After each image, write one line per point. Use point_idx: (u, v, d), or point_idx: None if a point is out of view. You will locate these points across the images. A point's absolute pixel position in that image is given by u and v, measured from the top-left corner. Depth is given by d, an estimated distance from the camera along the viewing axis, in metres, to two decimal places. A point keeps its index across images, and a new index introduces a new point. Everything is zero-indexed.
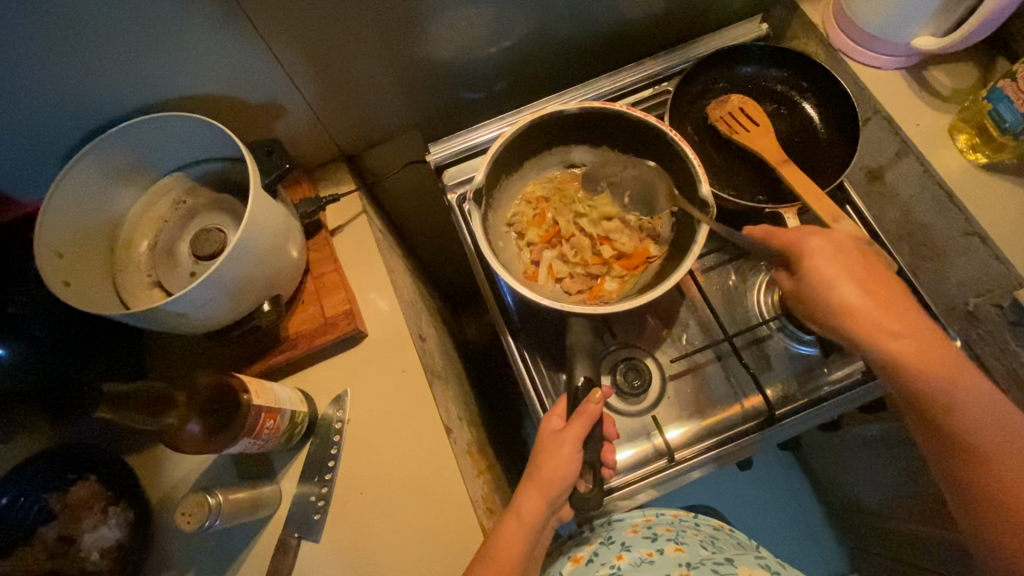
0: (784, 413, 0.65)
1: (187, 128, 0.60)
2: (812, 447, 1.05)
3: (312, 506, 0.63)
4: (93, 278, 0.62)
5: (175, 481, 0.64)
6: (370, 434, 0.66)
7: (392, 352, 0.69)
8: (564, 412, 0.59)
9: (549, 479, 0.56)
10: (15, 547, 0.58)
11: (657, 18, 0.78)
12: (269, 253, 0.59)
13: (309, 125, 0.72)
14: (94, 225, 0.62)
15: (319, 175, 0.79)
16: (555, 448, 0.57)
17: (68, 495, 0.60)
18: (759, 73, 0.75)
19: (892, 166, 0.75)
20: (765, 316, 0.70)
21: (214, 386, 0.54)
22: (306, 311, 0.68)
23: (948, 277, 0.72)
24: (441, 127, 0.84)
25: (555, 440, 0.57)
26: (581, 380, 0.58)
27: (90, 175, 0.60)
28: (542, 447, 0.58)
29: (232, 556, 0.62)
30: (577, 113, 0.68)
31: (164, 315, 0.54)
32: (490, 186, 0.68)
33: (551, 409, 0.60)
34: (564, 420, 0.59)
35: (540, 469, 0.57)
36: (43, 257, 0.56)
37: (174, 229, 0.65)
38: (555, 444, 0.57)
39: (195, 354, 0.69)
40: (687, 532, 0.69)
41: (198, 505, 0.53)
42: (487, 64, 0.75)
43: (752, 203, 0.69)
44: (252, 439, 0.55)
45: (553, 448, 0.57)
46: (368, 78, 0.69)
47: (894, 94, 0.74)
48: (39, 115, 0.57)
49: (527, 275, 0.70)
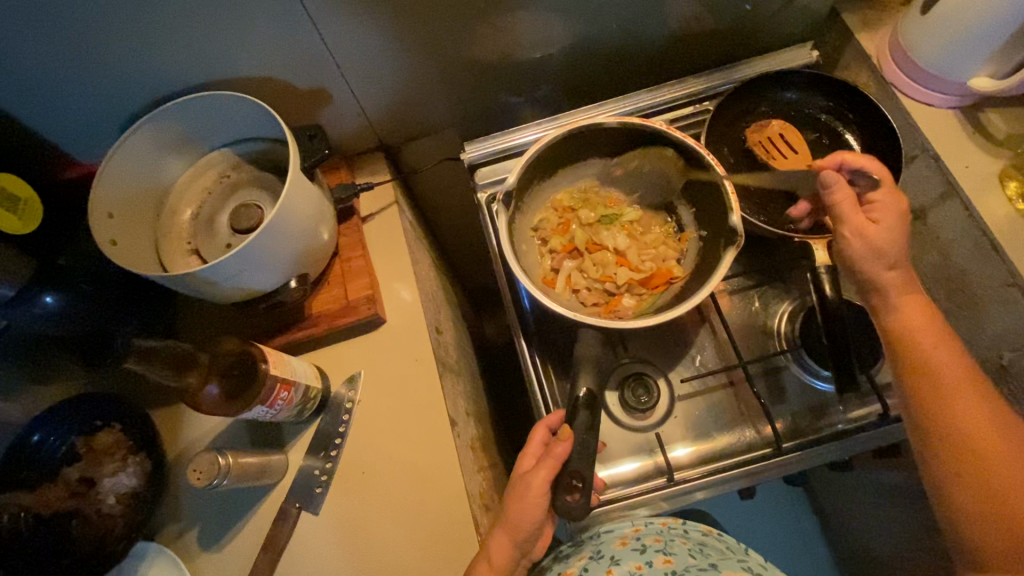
0: (791, 446, 0.64)
1: (238, 107, 0.63)
2: (825, 489, 1.01)
3: (315, 479, 0.65)
4: (139, 239, 0.66)
5: (191, 439, 0.68)
6: (377, 417, 0.68)
7: (408, 340, 0.71)
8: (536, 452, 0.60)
9: (517, 520, 0.57)
10: (41, 482, 0.62)
11: (703, 37, 0.78)
12: (302, 234, 0.62)
13: (353, 114, 0.74)
14: (144, 191, 0.66)
15: (358, 162, 0.82)
16: (522, 494, 0.57)
17: (94, 441, 0.64)
18: (803, 100, 0.74)
19: (935, 207, 0.73)
20: (783, 346, 0.69)
21: (237, 353, 0.57)
22: (330, 292, 0.71)
23: (985, 328, 0.70)
24: (479, 126, 0.85)
25: (523, 482, 0.58)
26: (582, 392, 0.59)
27: (146, 143, 0.64)
28: (513, 489, 0.58)
29: (236, 517, 0.65)
30: (617, 126, 0.68)
31: (197, 281, 0.57)
32: (522, 189, 0.69)
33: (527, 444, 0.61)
34: (534, 461, 0.60)
35: (510, 511, 0.58)
36: (95, 215, 0.60)
37: (216, 202, 0.69)
38: (522, 489, 0.57)
39: (223, 321, 0.72)
40: (675, 542, 0.66)
41: (210, 463, 0.56)
42: (530, 69, 0.76)
43: (782, 230, 0.68)
44: (264, 408, 0.57)
45: (520, 493, 0.57)
46: (414, 73, 0.71)
47: (944, 133, 0.72)
48: (109, 82, 0.62)
49: (545, 282, 0.70)
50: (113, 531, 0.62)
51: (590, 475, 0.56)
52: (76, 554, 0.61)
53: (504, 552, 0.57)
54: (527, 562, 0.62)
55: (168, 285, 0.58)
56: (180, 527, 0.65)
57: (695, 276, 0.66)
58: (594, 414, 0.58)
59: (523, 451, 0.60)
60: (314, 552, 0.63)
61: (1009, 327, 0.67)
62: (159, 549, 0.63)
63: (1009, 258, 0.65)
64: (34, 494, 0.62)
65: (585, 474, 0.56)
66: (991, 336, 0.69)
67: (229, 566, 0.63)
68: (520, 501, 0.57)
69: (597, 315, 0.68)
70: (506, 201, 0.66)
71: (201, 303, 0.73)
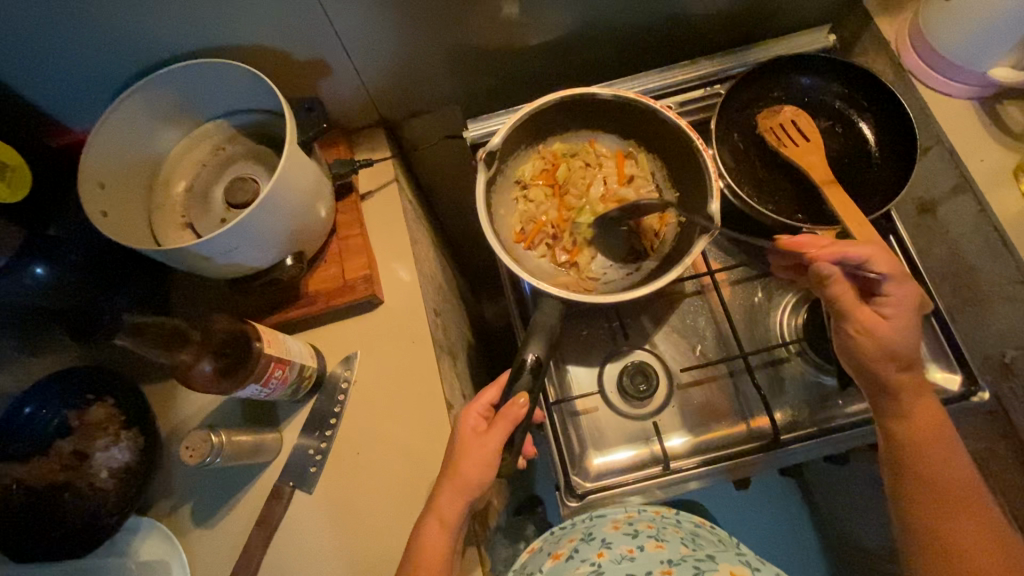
0: (790, 438, 0.64)
1: (233, 75, 0.61)
2: (817, 480, 1.02)
3: (309, 458, 0.65)
4: (131, 212, 0.64)
5: (184, 416, 0.67)
6: (372, 399, 0.67)
7: (406, 321, 0.70)
8: (485, 412, 0.59)
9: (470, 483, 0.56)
10: (34, 454, 0.62)
11: (718, 17, 0.76)
12: (297, 209, 0.60)
13: (352, 86, 0.72)
14: (137, 161, 0.65)
15: (358, 137, 0.79)
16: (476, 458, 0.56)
17: (86, 414, 0.64)
18: (818, 86, 0.72)
19: (945, 201, 0.72)
20: (786, 338, 0.69)
21: (230, 331, 0.55)
22: (327, 271, 0.69)
23: (989, 324, 0.70)
24: (482, 105, 0.83)
25: (475, 441, 0.57)
26: (531, 359, 0.58)
27: (137, 112, 0.61)
28: (460, 447, 0.57)
29: (230, 493, 0.64)
30: (610, 99, 0.67)
31: (190, 256, 0.56)
32: (507, 146, 0.69)
33: (477, 400, 0.60)
34: (482, 421, 0.59)
35: (460, 470, 0.56)
36: (85, 185, 0.58)
37: (211, 174, 0.66)
38: (467, 445, 0.57)
39: (217, 298, 0.71)
40: (668, 530, 0.65)
41: (202, 441, 0.55)
42: (538, 46, 0.74)
43: (790, 220, 0.66)
44: (258, 387, 0.56)
45: (465, 448, 0.57)
46: (416, 45, 0.68)
47: (961, 125, 0.70)
48: (99, 48, 0.59)
49: (514, 235, 0.71)
50: (105, 504, 0.62)
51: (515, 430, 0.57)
52: (67, 527, 0.60)
53: (453, 507, 0.56)
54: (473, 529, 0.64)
55: (159, 259, 0.56)
56: (173, 502, 0.65)
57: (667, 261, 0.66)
58: (537, 379, 0.58)
59: (469, 409, 0.59)
60: (308, 530, 0.63)
61: (1015, 326, 0.67)
62: (153, 524, 0.63)
63: (1020, 255, 0.63)
64: (25, 466, 0.62)
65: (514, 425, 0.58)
66: (996, 333, 0.69)
67: (222, 542, 0.63)
68: (466, 456, 0.56)
69: (559, 282, 0.69)
70: (487, 160, 0.65)
71: (196, 279, 0.72)
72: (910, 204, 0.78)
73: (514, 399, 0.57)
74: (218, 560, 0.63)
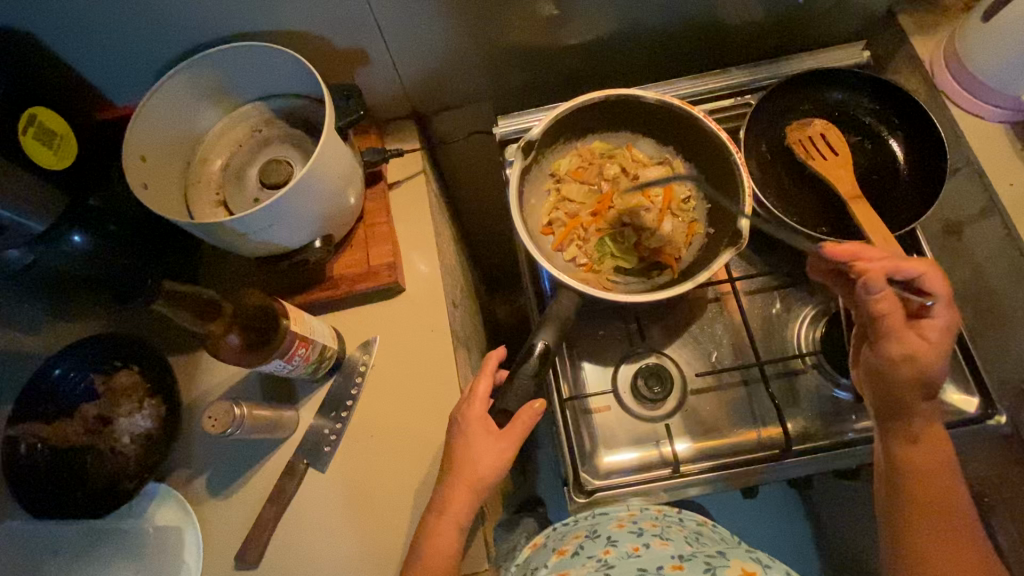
0: (801, 449, 0.64)
1: (277, 58, 0.62)
2: (822, 497, 1.01)
3: (324, 438, 0.66)
4: (169, 186, 0.65)
5: (204, 388, 0.68)
6: (389, 384, 0.68)
7: (426, 310, 0.71)
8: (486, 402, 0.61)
9: (477, 468, 0.58)
10: (58, 416, 0.64)
11: (752, 27, 0.76)
12: (329, 193, 0.62)
13: (388, 76, 0.73)
14: (177, 137, 0.66)
15: (389, 127, 0.81)
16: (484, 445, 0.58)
17: (112, 379, 0.66)
18: (849, 101, 0.72)
19: (971, 223, 0.72)
20: (802, 350, 0.69)
21: (259, 305, 0.56)
22: (352, 256, 0.71)
23: (1009, 349, 0.70)
24: (511, 102, 0.84)
25: (487, 438, 0.59)
26: (541, 346, 0.61)
27: (182, 90, 0.63)
28: (470, 440, 0.59)
29: (245, 467, 0.66)
30: (656, 103, 0.68)
31: (224, 231, 0.57)
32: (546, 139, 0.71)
33: (476, 393, 0.61)
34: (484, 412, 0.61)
35: (473, 468, 0.58)
36: (129, 157, 0.60)
37: (247, 155, 0.68)
38: (476, 437, 0.59)
39: (244, 276, 0.73)
40: (672, 529, 0.64)
41: (225, 412, 0.56)
42: (573, 47, 0.75)
43: (814, 233, 0.66)
44: (282, 362, 0.57)
45: (474, 440, 0.59)
46: (455, 39, 0.70)
47: (992, 148, 0.70)
48: (150, 25, 0.61)
49: (542, 226, 0.72)
50: (125, 469, 0.63)
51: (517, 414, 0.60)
52: (88, 488, 0.62)
53: (463, 502, 0.57)
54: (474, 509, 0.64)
55: (195, 232, 0.58)
56: (190, 472, 0.66)
57: (694, 269, 0.67)
58: (546, 365, 0.61)
59: (475, 401, 0.60)
60: (319, 507, 0.64)
61: None
62: (168, 492, 0.64)
63: None
64: (50, 427, 0.63)
65: (511, 411, 0.60)
66: (1016, 358, 0.69)
67: (235, 514, 0.64)
68: (478, 452, 0.58)
69: (582, 277, 0.69)
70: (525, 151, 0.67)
71: (224, 256, 0.74)
72: (935, 224, 0.78)
73: (528, 406, 0.60)
74: (230, 530, 0.64)
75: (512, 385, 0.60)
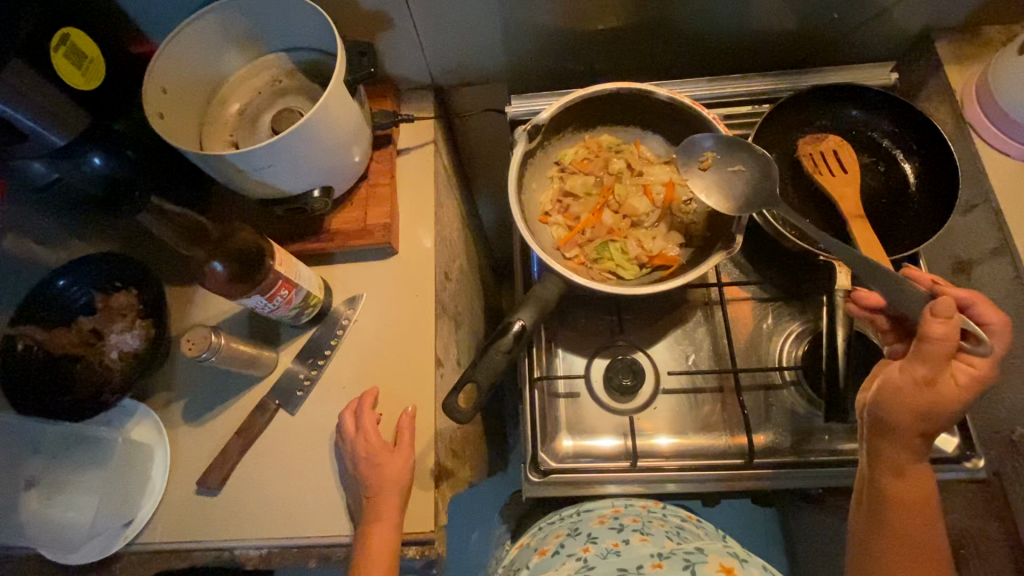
0: (765, 463, 0.63)
1: (300, 10, 0.64)
2: (798, 528, 1.00)
3: (298, 383, 0.68)
4: (186, 122, 0.68)
5: (195, 319, 0.72)
6: (368, 340, 0.70)
7: (414, 275, 0.73)
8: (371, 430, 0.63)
9: (385, 500, 0.59)
10: (56, 325, 0.67)
11: (779, 36, 0.75)
12: (331, 144, 0.63)
13: (410, 43, 0.75)
14: (200, 77, 0.69)
15: (407, 96, 0.82)
16: (374, 462, 0.61)
17: (110, 299, 0.69)
18: (867, 120, 0.70)
19: (982, 263, 0.69)
20: (783, 365, 0.68)
21: (248, 243, 0.58)
22: (351, 213, 0.72)
23: (1002, 399, 0.67)
24: (531, 86, 0.85)
25: (383, 468, 0.61)
26: (518, 325, 0.61)
27: (208, 31, 0.66)
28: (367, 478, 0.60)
29: (221, 398, 0.69)
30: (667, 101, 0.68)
31: (226, 165, 0.59)
32: (554, 125, 0.71)
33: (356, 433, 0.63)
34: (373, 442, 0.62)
35: (376, 506, 0.59)
36: (151, 89, 0.63)
37: (264, 102, 0.71)
38: (374, 474, 0.60)
39: (248, 219, 0.76)
40: (654, 524, 0.63)
41: (202, 338, 0.58)
42: (595, 36, 0.75)
43: (811, 246, 0.65)
44: (263, 299, 0.60)
45: (372, 476, 0.60)
46: (476, 14, 0.71)
47: (1012, 187, 0.67)
48: None
49: (539, 213, 0.72)
50: (110, 383, 0.67)
51: (483, 387, 0.60)
52: (74, 394, 0.66)
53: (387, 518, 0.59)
54: (428, 474, 0.64)
55: (200, 165, 0.60)
56: (170, 396, 0.69)
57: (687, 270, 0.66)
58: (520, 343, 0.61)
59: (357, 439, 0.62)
60: (281, 447, 0.66)
61: None
62: (147, 412, 0.68)
63: None
64: (47, 332, 0.67)
65: (478, 382, 0.60)
66: (1009, 408, 0.66)
67: (205, 440, 0.67)
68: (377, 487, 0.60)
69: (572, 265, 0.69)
70: (530, 132, 0.67)
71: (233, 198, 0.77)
72: (946, 261, 0.75)
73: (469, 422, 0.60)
74: (197, 455, 0.67)
75: (483, 358, 0.60)
